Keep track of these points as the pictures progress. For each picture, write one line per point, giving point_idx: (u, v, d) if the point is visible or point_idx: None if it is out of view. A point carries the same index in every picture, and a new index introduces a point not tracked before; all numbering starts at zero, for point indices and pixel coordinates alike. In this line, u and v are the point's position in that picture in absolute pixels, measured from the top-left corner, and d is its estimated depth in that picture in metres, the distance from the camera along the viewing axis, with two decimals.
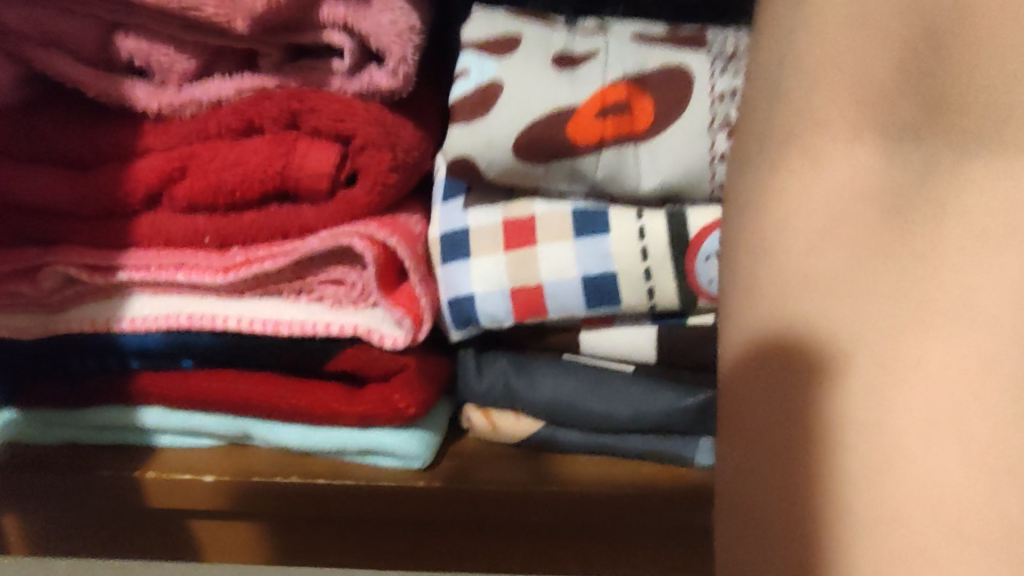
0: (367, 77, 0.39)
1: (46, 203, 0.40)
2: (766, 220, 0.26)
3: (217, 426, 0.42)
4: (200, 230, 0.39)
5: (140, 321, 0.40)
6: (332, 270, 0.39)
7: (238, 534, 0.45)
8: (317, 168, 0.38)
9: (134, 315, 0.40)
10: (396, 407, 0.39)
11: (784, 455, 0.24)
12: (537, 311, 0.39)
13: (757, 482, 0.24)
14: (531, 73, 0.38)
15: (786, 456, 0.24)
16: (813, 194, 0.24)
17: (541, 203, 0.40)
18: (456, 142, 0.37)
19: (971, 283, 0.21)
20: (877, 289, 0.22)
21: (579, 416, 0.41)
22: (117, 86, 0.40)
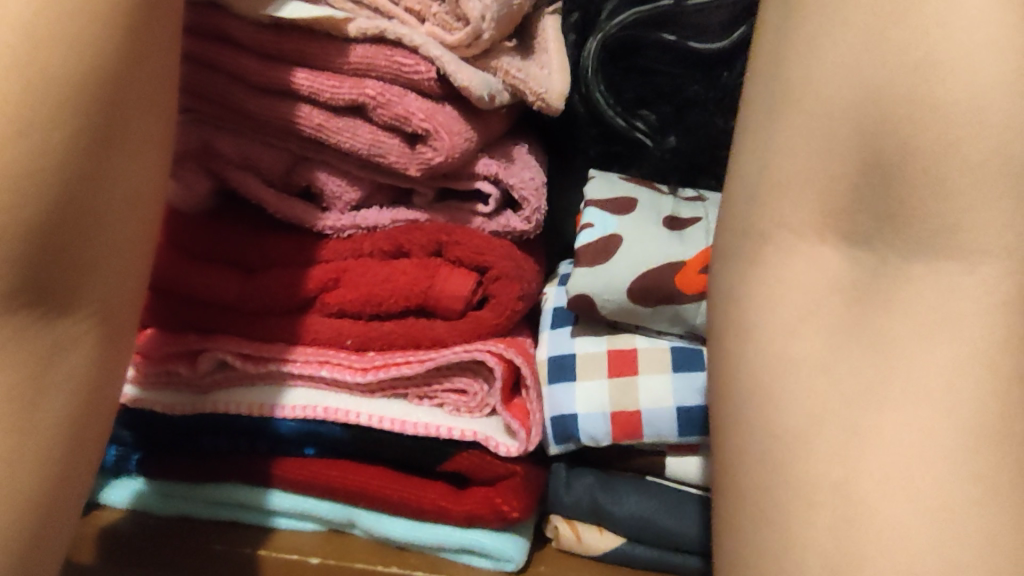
0: (504, 220, 0.46)
1: (212, 299, 0.46)
2: (763, 370, 0.30)
3: (325, 513, 0.46)
4: (345, 334, 0.45)
5: (281, 409, 0.45)
6: (456, 380, 0.45)
7: None
8: (458, 292, 0.44)
9: (280, 404, 0.45)
10: (502, 511, 0.43)
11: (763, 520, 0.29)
12: (634, 434, 0.44)
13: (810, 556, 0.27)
14: (646, 230, 0.45)
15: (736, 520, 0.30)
16: (784, 353, 0.29)
17: (640, 339, 0.46)
18: (580, 282, 0.44)
19: (834, 421, 0.28)
20: (850, 358, 0.28)
21: (661, 535, 0.45)
22: (290, 206, 0.47)
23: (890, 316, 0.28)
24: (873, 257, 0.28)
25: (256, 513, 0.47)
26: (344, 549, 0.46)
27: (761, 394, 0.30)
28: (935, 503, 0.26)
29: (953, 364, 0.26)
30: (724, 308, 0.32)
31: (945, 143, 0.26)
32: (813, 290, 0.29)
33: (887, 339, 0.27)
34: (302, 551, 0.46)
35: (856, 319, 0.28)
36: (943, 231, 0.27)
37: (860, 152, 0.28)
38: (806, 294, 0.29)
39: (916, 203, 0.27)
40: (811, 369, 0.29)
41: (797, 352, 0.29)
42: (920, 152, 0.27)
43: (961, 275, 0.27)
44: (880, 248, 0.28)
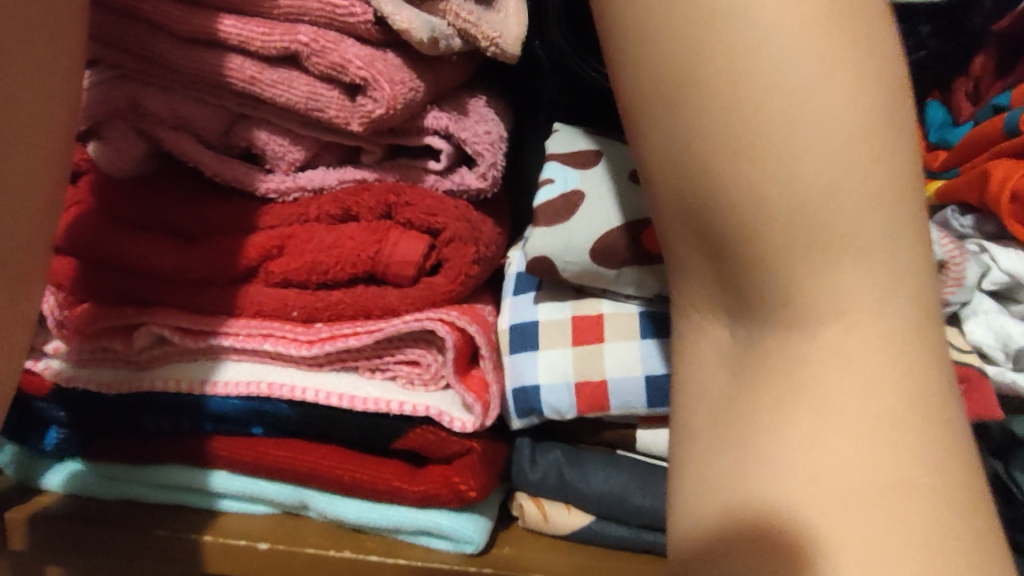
0: (458, 177, 0.43)
1: (147, 268, 0.43)
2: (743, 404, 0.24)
3: (276, 495, 0.44)
4: (289, 304, 0.42)
5: (211, 385, 0.42)
6: (409, 351, 0.41)
7: None
8: (407, 256, 0.41)
9: (217, 380, 0.43)
10: (458, 489, 0.40)
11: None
12: (600, 406, 0.41)
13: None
14: (610, 185, 0.41)
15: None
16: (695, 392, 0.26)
17: (607, 304, 0.42)
18: (538, 242, 0.41)
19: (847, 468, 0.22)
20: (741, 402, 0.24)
21: (632, 513, 0.42)
22: (230, 168, 0.44)
23: (728, 347, 0.25)
24: (744, 326, 0.25)
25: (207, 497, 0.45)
26: (294, 535, 0.44)
27: (756, 426, 0.24)
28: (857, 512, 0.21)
29: (875, 298, 0.23)
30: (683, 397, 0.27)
31: (816, 171, 0.23)
32: (706, 368, 0.26)
33: (789, 383, 0.24)
34: (252, 536, 0.43)
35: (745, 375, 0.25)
36: (803, 301, 0.24)
37: (723, 134, 0.24)
38: (702, 383, 0.26)
39: (758, 211, 0.23)
40: (702, 386, 0.26)
41: (704, 386, 0.26)
42: (778, 144, 0.23)
43: (815, 338, 0.24)
44: (756, 324, 0.25)
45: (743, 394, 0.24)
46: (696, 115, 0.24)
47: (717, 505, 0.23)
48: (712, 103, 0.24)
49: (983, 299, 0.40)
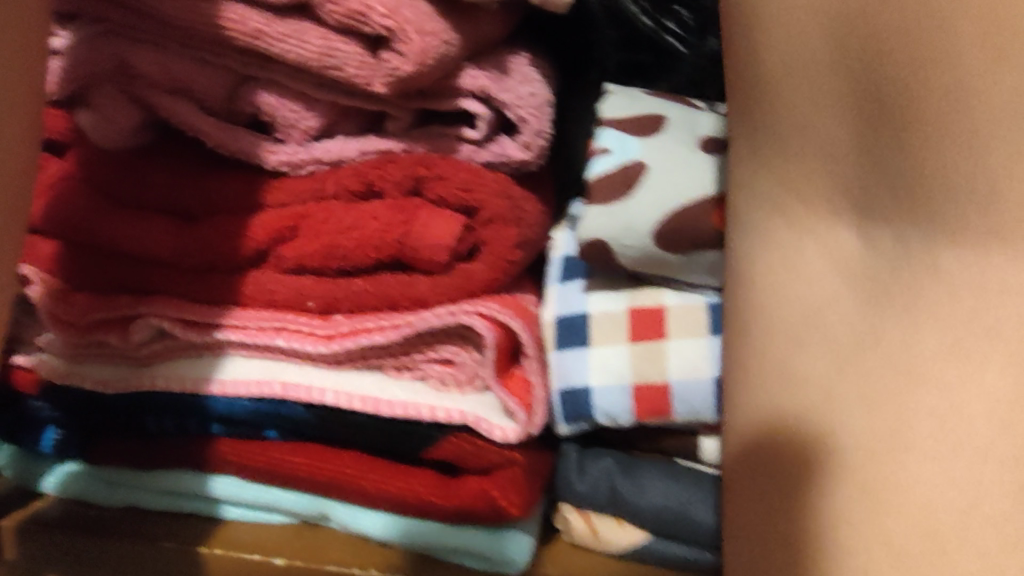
0: (498, 147, 0.37)
1: (145, 253, 0.38)
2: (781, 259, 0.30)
3: (293, 505, 0.39)
4: (306, 294, 0.37)
5: (213, 385, 0.38)
6: (442, 348, 0.36)
7: None
8: (439, 240, 0.35)
9: (219, 378, 0.38)
10: (497, 504, 0.35)
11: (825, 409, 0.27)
12: (661, 412, 0.35)
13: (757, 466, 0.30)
14: (677, 156, 0.35)
15: (823, 398, 0.27)
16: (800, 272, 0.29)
17: (670, 294, 0.37)
18: (592, 224, 0.35)
19: (965, 390, 0.24)
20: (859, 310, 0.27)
21: (695, 531, 0.37)
22: (237, 138, 0.38)
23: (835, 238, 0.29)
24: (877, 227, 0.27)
25: (215, 505, 0.41)
26: (312, 548, 0.39)
27: (879, 381, 0.26)
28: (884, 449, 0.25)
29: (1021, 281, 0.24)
30: (742, 264, 0.32)
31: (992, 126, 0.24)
32: (818, 276, 0.29)
33: (915, 288, 0.26)
34: (268, 550, 0.39)
35: (857, 198, 0.28)
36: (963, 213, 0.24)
37: (857, 92, 0.27)
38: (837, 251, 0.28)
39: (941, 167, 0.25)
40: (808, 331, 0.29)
41: (807, 294, 0.29)
42: (929, 129, 0.25)
43: (968, 264, 0.24)
44: (885, 218, 0.27)
45: (834, 237, 0.28)
46: (816, 115, 0.28)
47: (789, 397, 0.29)
48: (829, 102, 0.28)
49: None
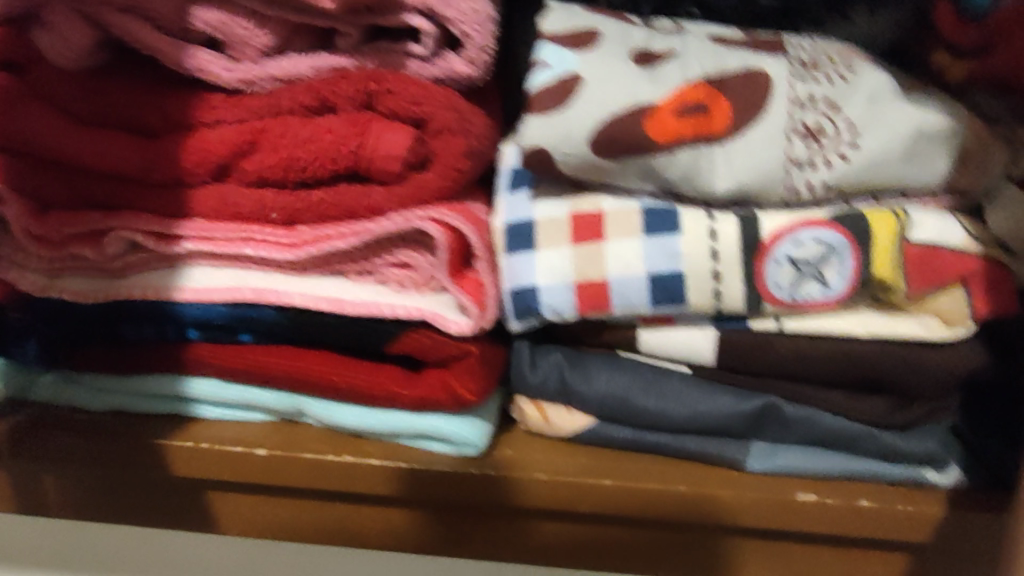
0: (445, 63, 0.39)
1: (116, 170, 0.40)
2: None
3: (271, 402, 0.42)
4: (269, 206, 0.39)
5: (179, 292, 0.41)
6: (398, 253, 0.39)
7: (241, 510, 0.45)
8: (392, 151, 0.38)
9: (184, 287, 0.41)
10: (455, 392, 0.39)
11: None
12: (601, 306, 0.39)
13: None
14: (610, 67, 0.38)
15: None
16: None
17: (609, 200, 0.40)
18: (533, 132, 0.37)
19: None
20: None
21: (635, 413, 0.41)
22: (193, 57, 0.40)
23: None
24: None
25: (201, 405, 0.44)
26: (292, 439, 0.42)
27: None
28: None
29: None
30: (686, 185, 0.38)
31: None
32: None
33: None
34: (253, 444, 0.42)
35: None
36: None
37: None
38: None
39: None
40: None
41: None
42: None
43: None
44: None
45: None
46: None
47: None
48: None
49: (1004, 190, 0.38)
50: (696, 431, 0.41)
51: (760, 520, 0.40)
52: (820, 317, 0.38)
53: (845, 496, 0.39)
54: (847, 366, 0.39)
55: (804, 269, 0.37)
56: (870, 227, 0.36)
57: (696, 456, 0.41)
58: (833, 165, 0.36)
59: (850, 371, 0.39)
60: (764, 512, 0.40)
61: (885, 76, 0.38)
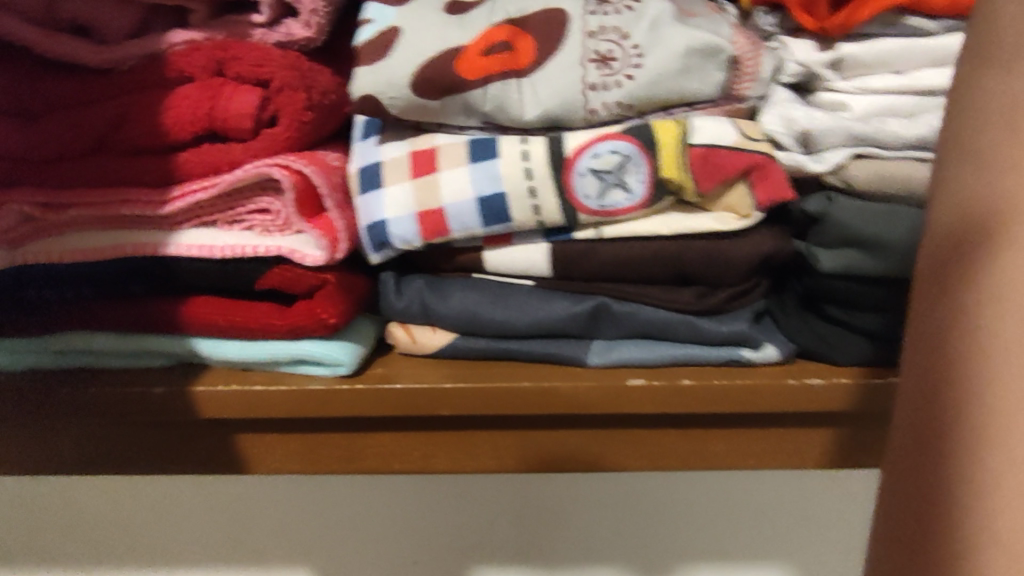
0: (284, 28, 0.44)
1: (1, 149, 0.44)
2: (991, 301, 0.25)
3: (168, 345, 0.47)
4: (142, 169, 0.45)
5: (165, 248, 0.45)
6: (258, 200, 0.44)
7: (152, 450, 0.50)
8: (241, 109, 0.43)
9: (175, 244, 0.45)
10: (318, 319, 0.45)
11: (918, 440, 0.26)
12: (442, 231, 0.45)
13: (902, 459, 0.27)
14: (425, 19, 0.43)
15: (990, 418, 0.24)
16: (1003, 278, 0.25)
17: (442, 136, 0.45)
18: (362, 80, 0.42)
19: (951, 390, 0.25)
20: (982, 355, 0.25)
21: (487, 324, 0.47)
22: (62, 43, 0.45)
23: None
24: None
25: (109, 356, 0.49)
26: (190, 377, 0.47)
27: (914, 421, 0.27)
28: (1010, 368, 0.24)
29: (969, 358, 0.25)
30: (502, 114, 0.43)
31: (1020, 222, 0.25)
32: None
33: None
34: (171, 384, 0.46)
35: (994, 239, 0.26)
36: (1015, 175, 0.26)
37: None
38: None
39: None
40: None
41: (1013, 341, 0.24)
42: None
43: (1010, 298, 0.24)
44: None
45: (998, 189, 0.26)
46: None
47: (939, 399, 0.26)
48: None
49: (778, 90, 0.43)
50: (542, 334, 0.47)
51: (600, 405, 0.45)
52: (631, 222, 0.44)
53: (669, 377, 0.45)
54: (660, 263, 0.44)
55: (606, 179, 0.42)
56: (657, 135, 0.41)
57: (543, 357, 0.47)
58: (622, 85, 0.42)
59: (885, 265, 0.42)
60: (601, 398, 0.45)
61: (668, 5, 0.43)
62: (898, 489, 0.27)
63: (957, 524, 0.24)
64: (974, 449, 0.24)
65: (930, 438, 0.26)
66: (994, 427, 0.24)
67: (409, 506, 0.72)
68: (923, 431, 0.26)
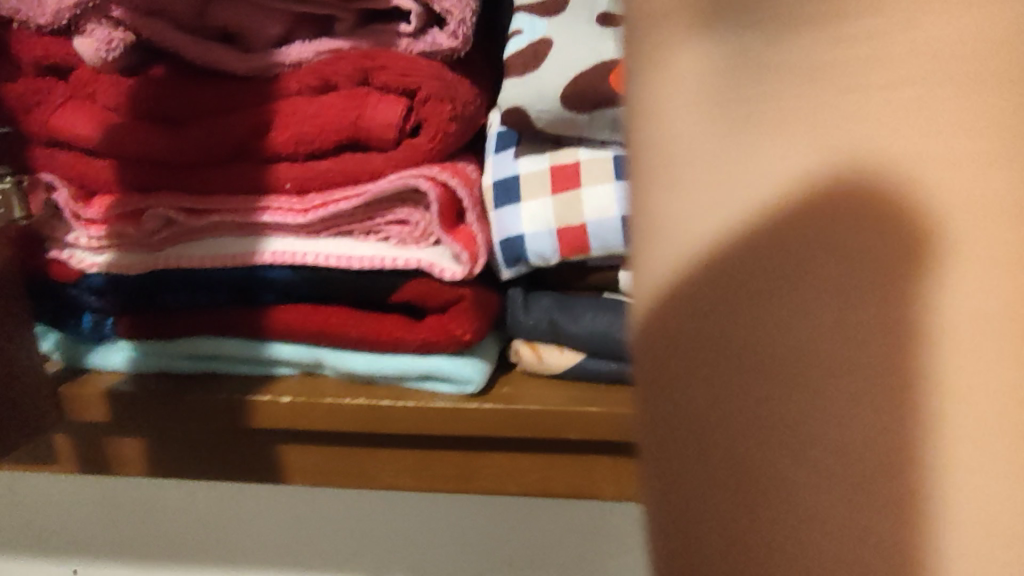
0: (430, 38, 0.44)
1: (147, 154, 0.45)
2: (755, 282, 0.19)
3: (293, 356, 0.47)
4: (282, 177, 0.44)
5: (257, 255, 0.45)
6: (397, 211, 0.44)
7: (270, 456, 0.51)
8: (388, 119, 0.43)
9: (265, 250, 0.45)
10: (453, 334, 0.44)
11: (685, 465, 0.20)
12: (581, 248, 0.43)
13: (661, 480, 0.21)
14: (577, 31, 0.42)
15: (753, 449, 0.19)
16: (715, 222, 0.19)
17: (584, 151, 0.44)
18: (512, 93, 0.42)
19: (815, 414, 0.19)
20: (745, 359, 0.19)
21: (620, 347, 0.45)
22: (211, 50, 0.45)
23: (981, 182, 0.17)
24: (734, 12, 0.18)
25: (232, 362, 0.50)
26: (314, 386, 0.48)
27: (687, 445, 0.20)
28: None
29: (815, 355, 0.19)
30: None
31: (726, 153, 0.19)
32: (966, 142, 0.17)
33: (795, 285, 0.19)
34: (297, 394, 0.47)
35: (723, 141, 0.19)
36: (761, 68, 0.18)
37: None
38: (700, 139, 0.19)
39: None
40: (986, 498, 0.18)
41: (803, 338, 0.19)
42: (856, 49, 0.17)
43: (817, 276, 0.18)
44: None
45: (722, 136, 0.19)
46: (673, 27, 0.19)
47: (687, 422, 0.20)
48: None
49: None
50: None
51: None
52: None
53: None
54: None
55: None
56: None
57: None
58: None
59: None
60: None
61: None
62: (660, 525, 0.21)
63: (742, 537, 0.20)
64: (926, 470, 0.19)
65: (712, 474, 0.20)
66: (753, 459, 0.20)
67: (477, 535, 0.64)
68: (705, 462, 0.20)
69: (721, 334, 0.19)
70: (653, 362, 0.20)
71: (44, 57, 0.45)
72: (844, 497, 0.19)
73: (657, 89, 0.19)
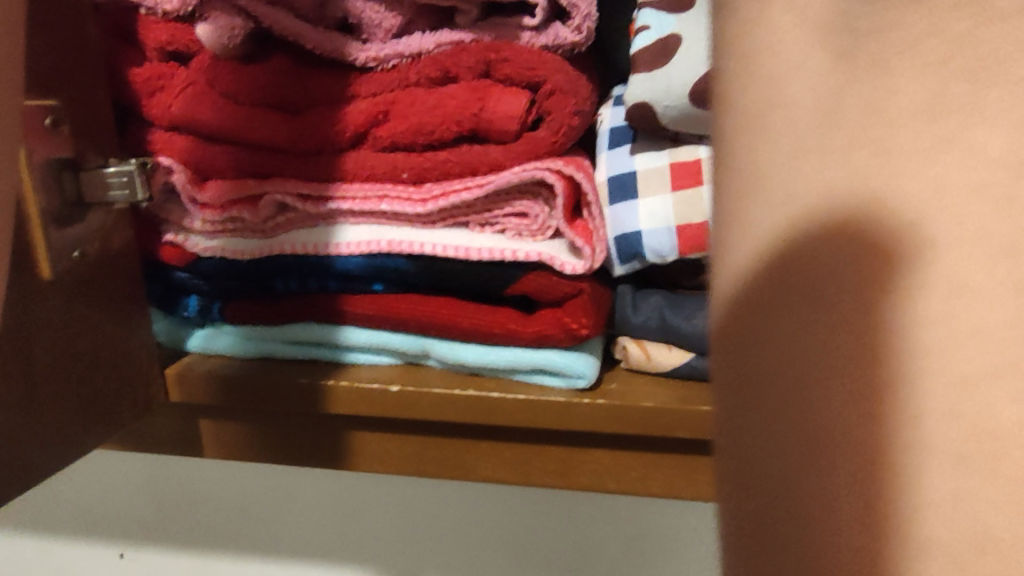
0: (554, 32, 0.44)
1: (262, 141, 0.46)
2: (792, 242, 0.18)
3: (401, 345, 0.47)
4: (399, 166, 0.45)
5: (332, 246, 0.46)
6: (518, 204, 0.44)
7: (369, 442, 0.52)
8: (513, 111, 0.43)
9: (338, 241, 0.46)
10: (568, 327, 0.44)
11: (808, 472, 0.17)
12: (699, 246, 0.43)
13: (753, 517, 0.18)
14: (706, 27, 0.42)
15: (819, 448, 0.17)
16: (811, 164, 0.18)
17: (705, 149, 0.44)
18: (638, 89, 0.42)
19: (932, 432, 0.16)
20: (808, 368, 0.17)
21: None
22: (331, 40, 0.45)
23: None
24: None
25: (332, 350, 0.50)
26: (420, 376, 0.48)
27: (747, 438, 0.19)
28: (1019, 442, 0.15)
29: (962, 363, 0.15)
30: None
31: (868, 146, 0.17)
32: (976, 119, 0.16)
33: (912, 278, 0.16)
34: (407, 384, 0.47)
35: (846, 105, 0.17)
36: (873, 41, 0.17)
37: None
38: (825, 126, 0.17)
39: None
40: None
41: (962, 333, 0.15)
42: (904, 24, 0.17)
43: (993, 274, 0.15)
44: None
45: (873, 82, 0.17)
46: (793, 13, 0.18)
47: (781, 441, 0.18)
48: None
49: None
50: None
51: None
52: None
53: None
54: None
55: None
56: None
57: None
58: None
59: None
60: None
61: None
62: (745, 526, 0.19)
63: (830, 564, 0.17)
64: (903, 476, 0.16)
65: (801, 486, 0.17)
66: (850, 468, 0.17)
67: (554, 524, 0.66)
68: (814, 482, 0.17)
69: (806, 294, 0.18)
70: (736, 363, 0.19)
71: (168, 42, 0.46)
72: (861, 491, 0.17)
73: (770, 61, 0.18)
